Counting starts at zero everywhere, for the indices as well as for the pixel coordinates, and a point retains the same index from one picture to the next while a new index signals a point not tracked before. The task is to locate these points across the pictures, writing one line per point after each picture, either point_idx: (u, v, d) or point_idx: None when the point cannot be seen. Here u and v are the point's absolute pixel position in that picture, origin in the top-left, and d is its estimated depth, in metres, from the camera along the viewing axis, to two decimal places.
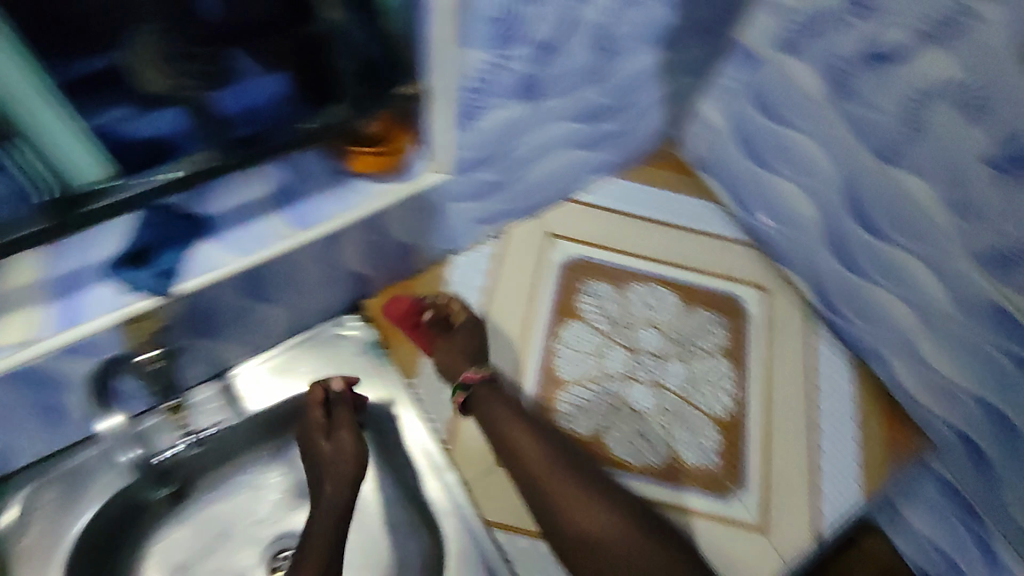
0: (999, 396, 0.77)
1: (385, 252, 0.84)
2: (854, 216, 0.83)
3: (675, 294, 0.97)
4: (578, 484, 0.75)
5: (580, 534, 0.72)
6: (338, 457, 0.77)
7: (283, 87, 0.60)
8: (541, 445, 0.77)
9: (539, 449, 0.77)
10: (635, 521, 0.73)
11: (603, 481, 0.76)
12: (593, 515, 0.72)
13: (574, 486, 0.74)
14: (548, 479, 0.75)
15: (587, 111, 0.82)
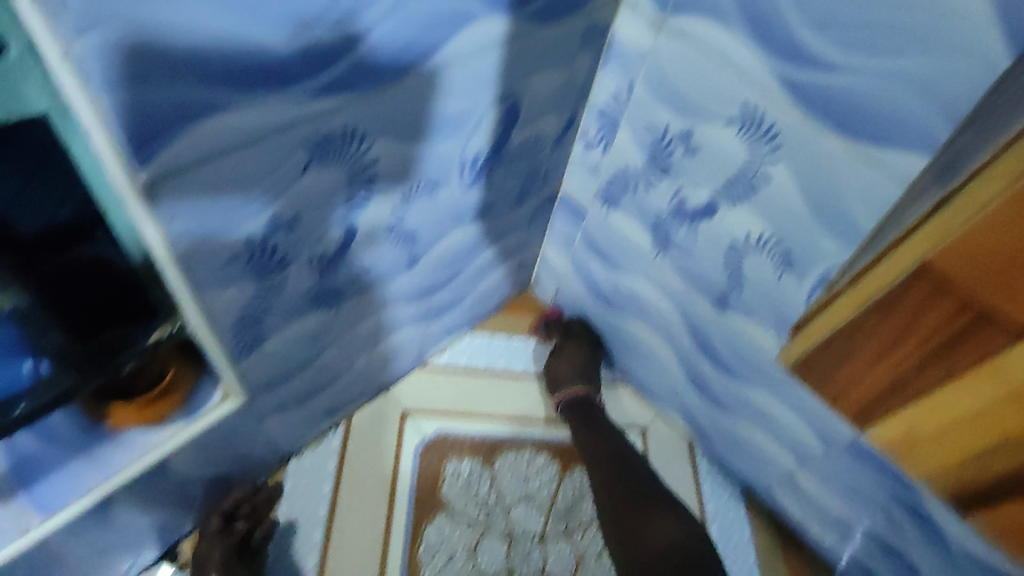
0: (885, 527, 0.74)
1: (192, 491, 0.70)
2: (706, 357, 0.81)
3: (548, 456, 0.89)
4: (615, 479, 0.76)
5: (637, 523, 0.69)
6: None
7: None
8: (601, 442, 0.83)
9: (616, 445, 0.81)
10: (653, 507, 0.71)
11: (660, 496, 0.73)
12: (662, 526, 0.68)
13: (654, 493, 0.73)
14: (607, 467, 0.78)
15: (409, 294, 0.76)
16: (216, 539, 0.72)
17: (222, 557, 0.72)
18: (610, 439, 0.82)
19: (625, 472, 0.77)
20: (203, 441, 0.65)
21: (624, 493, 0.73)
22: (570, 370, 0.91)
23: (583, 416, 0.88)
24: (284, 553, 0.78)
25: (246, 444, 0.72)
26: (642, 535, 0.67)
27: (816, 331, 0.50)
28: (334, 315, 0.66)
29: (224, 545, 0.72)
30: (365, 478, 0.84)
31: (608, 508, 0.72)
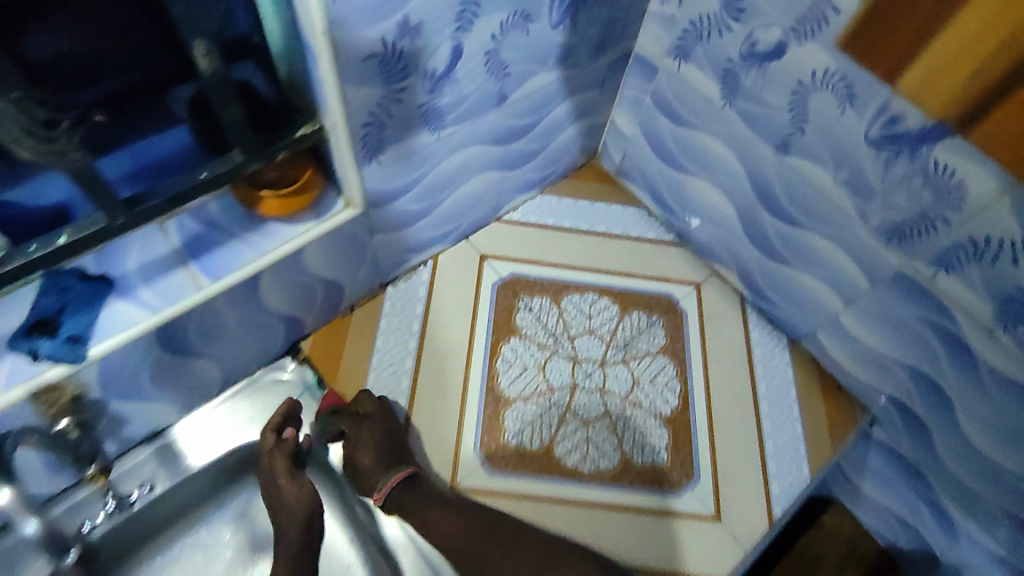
0: (920, 360, 0.81)
1: (312, 292, 0.84)
2: (763, 207, 0.87)
3: (609, 300, 0.99)
4: (489, 547, 0.73)
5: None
6: (289, 493, 0.77)
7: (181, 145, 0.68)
8: (458, 514, 0.76)
9: (458, 525, 0.75)
10: (565, 573, 0.69)
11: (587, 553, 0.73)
12: None
13: (515, 558, 0.72)
14: (483, 547, 0.73)
15: (496, 135, 0.85)
16: (274, 450, 0.79)
17: (283, 462, 0.78)
18: (473, 513, 0.77)
19: (501, 535, 0.74)
20: (326, 242, 0.78)
21: (517, 566, 0.71)
22: (376, 457, 0.79)
23: (415, 492, 0.78)
24: (382, 357, 0.91)
25: (356, 257, 0.85)
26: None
27: None
28: (435, 140, 0.76)
29: (283, 451, 0.78)
30: (449, 305, 0.96)
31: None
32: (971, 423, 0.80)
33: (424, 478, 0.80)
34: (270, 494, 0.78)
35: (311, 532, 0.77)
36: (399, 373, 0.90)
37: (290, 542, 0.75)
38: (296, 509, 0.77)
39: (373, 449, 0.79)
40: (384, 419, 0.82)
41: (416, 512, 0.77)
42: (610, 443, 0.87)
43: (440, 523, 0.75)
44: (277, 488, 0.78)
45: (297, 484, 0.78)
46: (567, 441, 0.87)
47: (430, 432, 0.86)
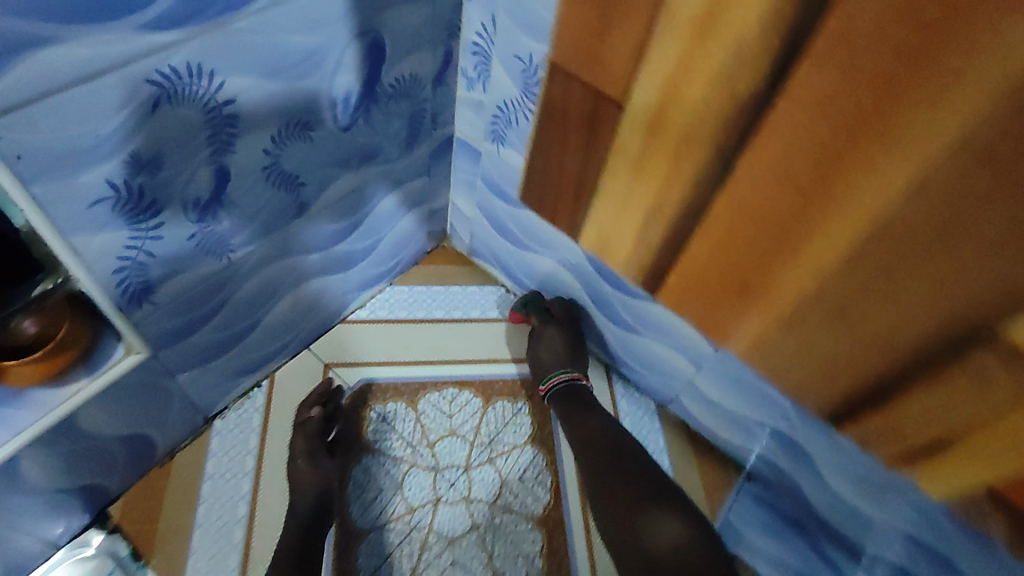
0: (775, 417, 0.80)
1: (108, 453, 0.72)
2: (604, 281, 0.84)
3: (471, 392, 0.93)
4: (628, 472, 0.75)
5: (631, 518, 0.70)
6: (305, 476, 0.78)
7: None
8: (595, 429, 0.82)
9: (601, 434, 0.81)
10: (656, 501, 0.71)
11: (658, 486, 0.74)
12: (657, 533, 0.68)
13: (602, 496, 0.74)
14: (610, 467, 0.76)
15: (309, 243, 0.78)
16: (303, 427, 0.82)
17: (303, 441, 0.80)
18: (610, 434, 0.81)
19: (627, 457, 0.78)
20: (108, 398, 0.67)
21: (615, 493, 0.74)
22: (559, 350, 0.91)
23: (574, 396, 0.87)
24: (210, 508, 0.79)
25: (158, 402, 0.74)
26: (633, 532, 0.69)
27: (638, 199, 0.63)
28: (227, 264, 0.68)
29: (308, 431, 0.81)
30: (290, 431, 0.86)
31: (608, 527, 0.72)
32: (833, 473, 0.78)
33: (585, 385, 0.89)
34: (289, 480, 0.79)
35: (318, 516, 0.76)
36: (231, 526, 0.78)
37: (297, 521, 0.74)
38: (306, 494, 0.77)
39: (556, 343, 0.91)
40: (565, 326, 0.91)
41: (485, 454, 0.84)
42: (478, 561, 0.79)
43: (584, 430, 0.82)
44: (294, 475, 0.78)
45: (317, 467, 0.79)
46: (431, 569, 0.78)
47: None
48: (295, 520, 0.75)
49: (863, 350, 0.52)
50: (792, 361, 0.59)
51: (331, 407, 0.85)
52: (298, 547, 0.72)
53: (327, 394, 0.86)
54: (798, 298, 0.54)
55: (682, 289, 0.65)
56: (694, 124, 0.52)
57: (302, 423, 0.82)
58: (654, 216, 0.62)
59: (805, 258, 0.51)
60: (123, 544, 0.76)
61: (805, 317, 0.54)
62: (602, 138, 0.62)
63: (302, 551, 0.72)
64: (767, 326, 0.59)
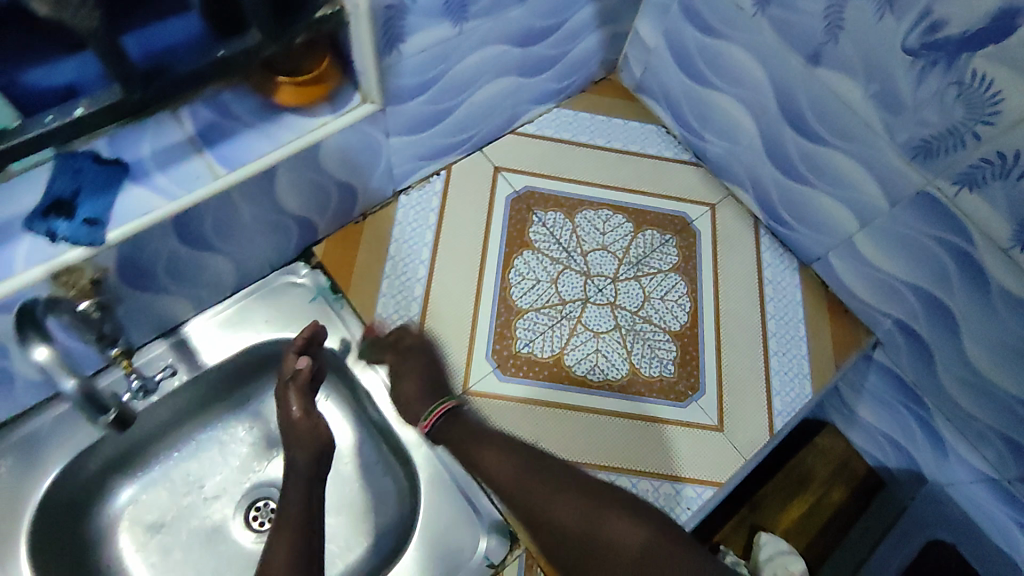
0: (932, 282, 0.81)
1: (326, 193, 0.83)
2: (788, 123, 0.85)
3: (623, 217, 0.99)
4: (529, 476, 0.71)
5: (585, 528, 0.67)
6: (302, 430, 0.78)
7: (193, 33, 0.65)
8: (496, 443, 0.75)
9: (501, 466, 0.73)
10: (602, 507, 0.67)
11: (626, 497, 0.69)
12: (616, 531, 0.65)
13: (570, 505, 0.68)
14: (521, 493, 0.71)
15: (518, 36, 0.81)
16: (291, 383, 0.79)
17: (295, 395, 0.79)
18: (512, 448, 0.75)
19: (541, 469, 0.72)
20: (343, 139, 0.76)
21: (563, 509, 0.68)
22: (419, 389, 0.80)
23: (459, 426, 0.78)
24: (395, 264, 0.91)
25: (372, 159, 0.83)
26: (550, 517, 0.68)
27: None
28: (456, 33, 0.73)
29: (298, 385, 0.79)
30: (463, 215, 0.95)
31: (569, 539, 0.67)
32: (974, 343, 0.81)
33: (467, 413, 0.80)
34: (284, 430, 0.79)
35: (320, 465, 0.77)
36: (411, 282, 0.90)
37: (301, 472, 0.76)
38: (305, 445, 0.77)
39: (423, 379, 0.81)
40: (416, 361, 0.82)
41: (465, 454, 0.75)
42: (618, 354, 0.88)
43: (489, 463, 0.73)
44: (291, 426, 0.78)
45: (312, 422, 0.79)
46: (577, 351, 0.87)
47: (443, 337, 0.87)
48: (298, 475, 0.75)
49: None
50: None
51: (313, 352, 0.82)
52: (304, 503, 0.72)
53: (309, 339, 0.82)
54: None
55: None
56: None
57: (288, 377, 0.80)
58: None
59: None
60: (325, 279, 0.89)
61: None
62: None
63: (309, 504, 0.72)
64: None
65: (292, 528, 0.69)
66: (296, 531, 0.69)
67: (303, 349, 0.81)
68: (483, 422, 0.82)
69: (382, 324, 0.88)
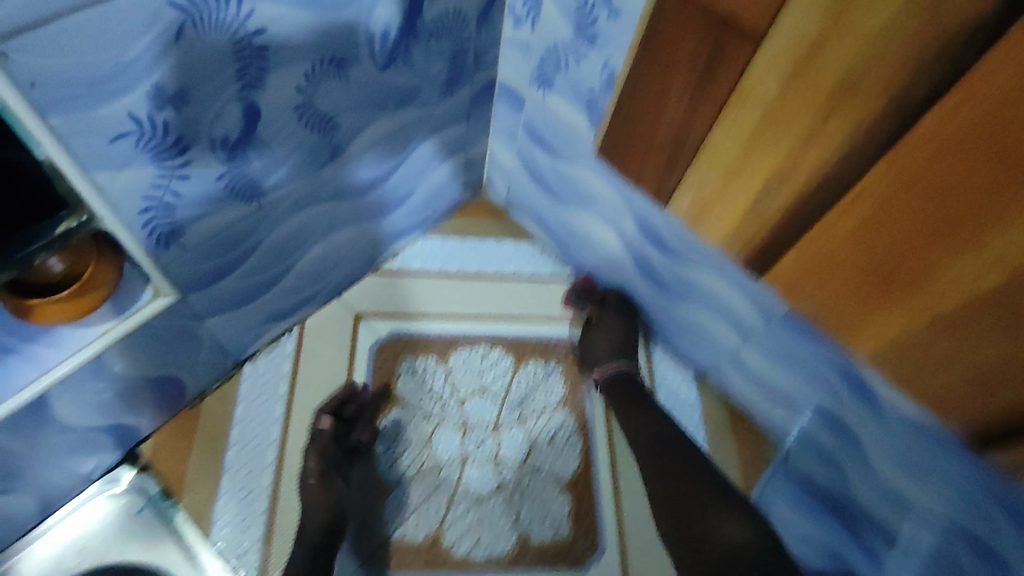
0: (827, 398, 0.75)
1: (137, 392, 0.71)
2: (652, 243, 0.79)
3: (502, 351, 0.90)
4: (674, 463, 0.69)
5: (700, 510, 0.64)
6: (315, 494, 0.71)
7: None
8: (646, 414, 0.77)
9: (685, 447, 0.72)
10: (718, 500, 0.64)
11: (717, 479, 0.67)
12: (724, 526, 0.62)
13: (663, 505, 0.67)
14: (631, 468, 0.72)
15: (340, 189, 0.73)
16: (318, 439, 0.76)
17: (317, 458, 0.74)
18: (660, 428, 0.75)
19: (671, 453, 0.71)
20: (137, 340, 0.65)
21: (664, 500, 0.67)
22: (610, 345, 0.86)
23: (615, 393, 0.82)
24: (239, 451, 0.79)
25: (189, 345, 0.72)
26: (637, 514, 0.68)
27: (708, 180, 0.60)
28: (257, 207, 0.65)
29: (319, 446, 0.75)
30: (324, 377, 0.85)
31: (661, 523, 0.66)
32: (883, 458, 0.74)
33: (630, 380, 0.84)
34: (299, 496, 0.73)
35: (331, 534, 0.70)
36: (260, 470, 0.78)
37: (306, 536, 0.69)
38: (318, 511, 0.70)
39: (606, 339, 0.86)
40: (614, 320, 0.88)
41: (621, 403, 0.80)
42: (505, 520, 0.78)
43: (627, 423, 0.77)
44: (303, 489, 0.72)
45: (326, 483, 0.72)
46: (457, 526, 0.77)
47: (300, 531, 0.76)
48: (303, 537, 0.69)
49: (994, 379, 0.47)
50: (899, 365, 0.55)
51: (351, 411, 0.80)
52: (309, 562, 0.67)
53: (348, 397, 0.80)
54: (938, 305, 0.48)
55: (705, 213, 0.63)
56: (885, 85, 0.42)
57: (315, 435, 0.76)
58: (773, 182, 0.54)
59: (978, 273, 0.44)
60: (154, 482, 0.77)
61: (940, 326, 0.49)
62: (716, 87, 0.53)
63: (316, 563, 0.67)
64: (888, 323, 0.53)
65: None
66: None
67: (336, 410, 0.79)
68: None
69: (223, 528, 0.75)
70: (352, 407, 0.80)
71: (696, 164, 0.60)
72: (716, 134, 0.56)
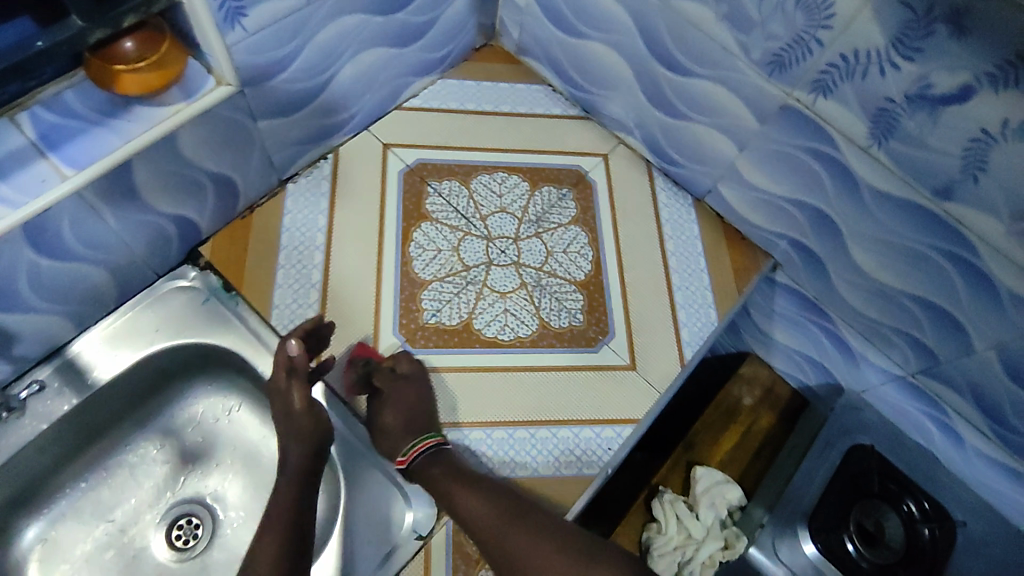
0: (811, 196, 0.84)
1: (198, 188, 0.79)
2: (657, 61, 0.86)
3: (518, 178, 0.99)
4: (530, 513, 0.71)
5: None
6: (303, 420, 0.76)
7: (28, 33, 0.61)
8: (484, 498, 0.72)
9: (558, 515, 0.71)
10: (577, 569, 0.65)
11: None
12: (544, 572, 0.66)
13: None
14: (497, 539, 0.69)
15: (371, 3, 0.79)
16: (293, 373, 0.77)
17: (300, 393, 0.77)
18: (500, 501, 0.72)
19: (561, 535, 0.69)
20: (203, 128, 0.73)
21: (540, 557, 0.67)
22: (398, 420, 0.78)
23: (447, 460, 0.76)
24: (289, 254, 0.88)
25: (244, 146, 0.81)
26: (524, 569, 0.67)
27: None
28: (304, 3, 0.71)
29: (298, 376, 0.77)
30: (359, 195, 0.93)
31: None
32: (859, 246, 0.84)
33: (450, 454, 0.77)
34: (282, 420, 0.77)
35: (316, 461, 0.76)
36: (310, 268, 0.87)
37: (298, 463, 0.75)
38: (303, 438, 0.75)
39: (399, 413, 0.78)
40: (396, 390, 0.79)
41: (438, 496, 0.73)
42: (527, 310, 0.89)
43: (472, 506, 0.71)
44: (292, 416, 0.76)
45: (315, 412, 0.77)
46: (486, 314, 0.88)
47: (348, 318, 0.85)
48: (291, 472, 0.75)
49: None
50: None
51: (316, 340, 0.81)
52: (298, 495, 0.74)
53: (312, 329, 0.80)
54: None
55: None
56: None
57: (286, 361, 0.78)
58: None
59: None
60: (216, 278, 0.87)
61: None
62: None
63: (297, 503, 0.73)
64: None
65: (278, 529, 0.70)
66: (288, 531, 0.70)
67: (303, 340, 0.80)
68: (465, 395, 0.83)
69: (281, 313, 0.85)
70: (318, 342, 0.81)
71: None
72: None
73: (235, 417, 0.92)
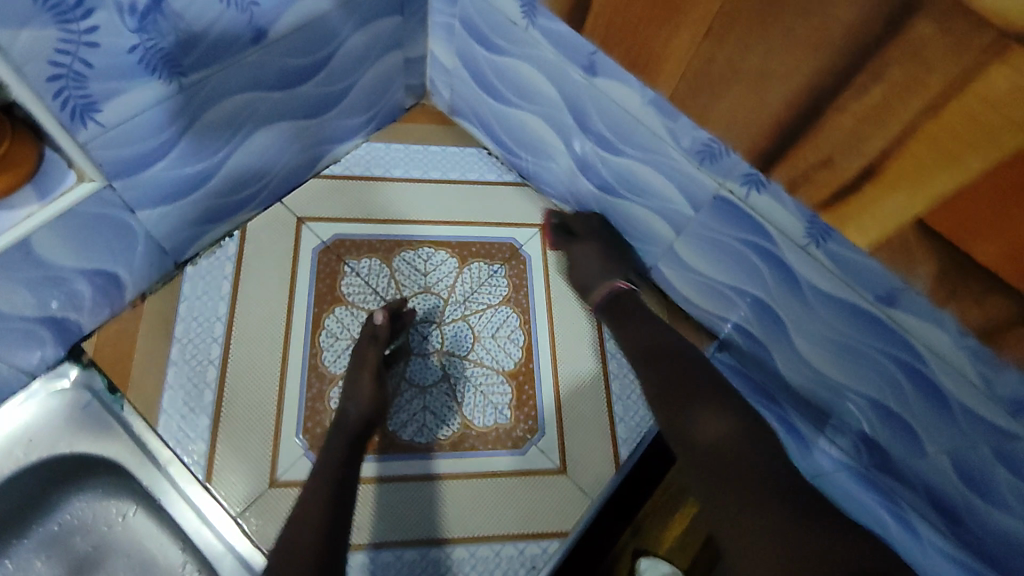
0: (752, 284, 0.77)
1: (70, 287, 0.71)
2: (587, 136, 0.80)
3: (446, 253, 0.91)
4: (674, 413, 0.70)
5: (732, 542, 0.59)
6: (365, 390, 0.73)
7: None
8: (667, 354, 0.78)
9: None
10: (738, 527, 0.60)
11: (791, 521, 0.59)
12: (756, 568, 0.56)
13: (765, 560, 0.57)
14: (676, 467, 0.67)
15: (263, 82, 0.71)
16: (373, 337, 0.78)
17: (373, 353, 0.76)
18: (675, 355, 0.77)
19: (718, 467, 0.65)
20: (67, 229, 0.65)
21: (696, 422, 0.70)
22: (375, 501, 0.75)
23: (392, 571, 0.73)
24: (183, 349, 0.80)
25: (124, 239, 0.72)
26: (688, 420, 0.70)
27: (713, 101, 0.60)
28: (176, 90, 0.63)
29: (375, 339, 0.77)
30: (266, 278, 0.85)
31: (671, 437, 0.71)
32: (803, 338, 0.77)
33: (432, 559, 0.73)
34: (348, 388, 0.74)
35: (367, 430, 0.71)
36: (205, 365, 0.79)
37: (346, 431, 0.70)
38: (362, 402, 0.72)
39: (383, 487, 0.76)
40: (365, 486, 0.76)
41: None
42: (448, 407, 0.82)
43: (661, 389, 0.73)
44: (358, 381, 0.74)
45: (380, 388, 0.74)
46: (403, 413, 0.80)
47: (245, 424, 0.77)
48: (343, 435, 0.69)
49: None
50: (870, 204, 0.55)
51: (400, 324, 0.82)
52: (343, 458, 0.67)
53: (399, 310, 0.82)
54: (940, 108, 0.45)
55: (735, 125, 0.60)
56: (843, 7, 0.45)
57: (369, 327, 0.78)
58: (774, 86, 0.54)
59: (1005, 52, 0.40)
60: (100, 379, 0.78)
61: (928, 149, 0.48)
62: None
63: (345, 465, 0.66)
64: (858, 147, 0.52)
65: (321, 483, 0.63)
66: (332, 491, 0.63)
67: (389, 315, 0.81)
68: (377, 512, 0.75)
69: (170, 419, 0.77)
70: (399, 323, 0.81)
71: (709, 88, 0.59)
72: (723, 55, 0.55)
73: (131, 523, 0.84)
